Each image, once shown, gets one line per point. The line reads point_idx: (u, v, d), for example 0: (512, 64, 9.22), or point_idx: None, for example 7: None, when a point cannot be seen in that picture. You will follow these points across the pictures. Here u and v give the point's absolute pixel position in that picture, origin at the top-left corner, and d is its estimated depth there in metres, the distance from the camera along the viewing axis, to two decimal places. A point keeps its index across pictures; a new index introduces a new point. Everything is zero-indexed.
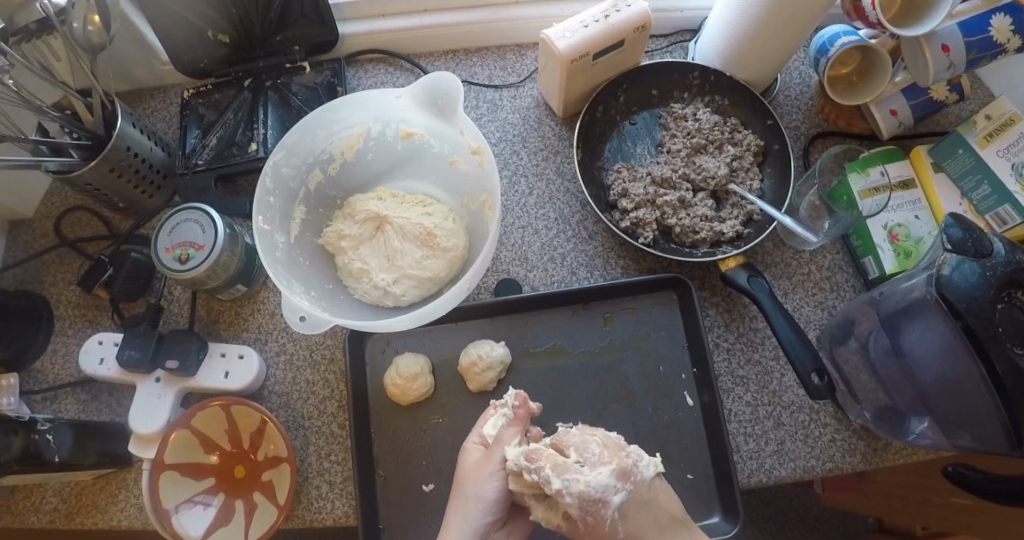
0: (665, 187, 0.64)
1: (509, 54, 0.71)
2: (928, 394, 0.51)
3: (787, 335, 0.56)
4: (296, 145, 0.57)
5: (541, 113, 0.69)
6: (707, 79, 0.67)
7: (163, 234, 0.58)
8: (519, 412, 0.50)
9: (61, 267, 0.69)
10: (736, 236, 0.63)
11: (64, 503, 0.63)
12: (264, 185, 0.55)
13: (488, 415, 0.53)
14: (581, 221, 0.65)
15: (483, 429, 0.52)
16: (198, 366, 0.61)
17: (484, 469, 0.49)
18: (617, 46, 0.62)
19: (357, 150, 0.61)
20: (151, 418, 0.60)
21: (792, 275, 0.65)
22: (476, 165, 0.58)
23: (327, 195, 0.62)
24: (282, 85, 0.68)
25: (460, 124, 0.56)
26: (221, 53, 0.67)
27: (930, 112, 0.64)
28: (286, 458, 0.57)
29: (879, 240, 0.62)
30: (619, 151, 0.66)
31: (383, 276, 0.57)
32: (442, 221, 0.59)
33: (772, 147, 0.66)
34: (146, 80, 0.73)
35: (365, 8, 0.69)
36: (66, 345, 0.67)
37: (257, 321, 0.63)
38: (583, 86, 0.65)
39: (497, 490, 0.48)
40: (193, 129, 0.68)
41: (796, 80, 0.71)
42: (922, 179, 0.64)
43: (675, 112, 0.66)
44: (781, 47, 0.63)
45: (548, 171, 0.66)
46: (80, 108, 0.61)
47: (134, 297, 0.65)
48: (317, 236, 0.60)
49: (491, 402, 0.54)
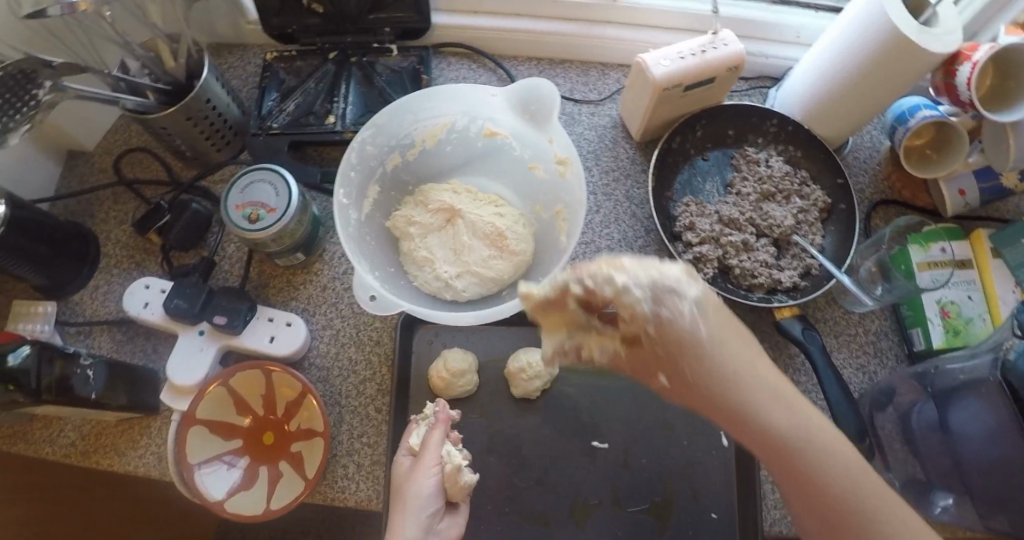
0: (731, 227, 0.64)
1: (592, 71, 0.71)
2: (965, 469, 0.53)
3: (835, 392, 0.57)
4: (384, 127, 0.57)
5: (617, 134, 0.69)
6: (784, 128, 0.68)
7: (235, 190, 0.58)
8: (440, 416, 0.53)
9: (115, 205, 0.69)
10: (793, 286, 0.63)
11: (82, 440, 0.62)
12: (349, 159, 0.56)
13: (409, 427, 0.54)
14: (643, 246, 0.65)
15: (409, 440, 0.53)
16: (244, 326, 0.60)
17: (422, 471, 0.50)
18: (708, 83, 0.62)
19: (438, 140, 0.61)
20: (190, 371, 0.59)
21: (838, 334, 0.66)
22: (557, 175, 0.59)
23: (400, 180, 0.62)
24: (367, 63, 0.67)
25: (551, 133, 0.57)
26: (312, 22, 0.67)
27: (996, 197, 0.66)
28: (322, 432, 0.57)
29: (931, 313, 0.63)
30: (688, 184, 0.67)
31: (446, 269, 0.58)
32: (513, 225, 0.59)
33: (839, 206, 0.66)
34: (228, 35, 0.72)
35: (460, 1, 0.68)
36: (109, 284, 0.66)
37: (307, 293, 0.63)
38: (666, 115, 0.65)
39: (437, 485, 0.50)
40: (271, 92, 0.67)
41: (867, 144, 0.72)
42: (980, 262, 0.65)
43: (749, 156, 0.67)
44: (866, 110, 0.64)
45: (618, 192, 0.67)
46: (165, 52, 0.63)
47: (187, 247, 0.65)
48: (385, 219, 0.61)
49: (411, 415, 0.56)
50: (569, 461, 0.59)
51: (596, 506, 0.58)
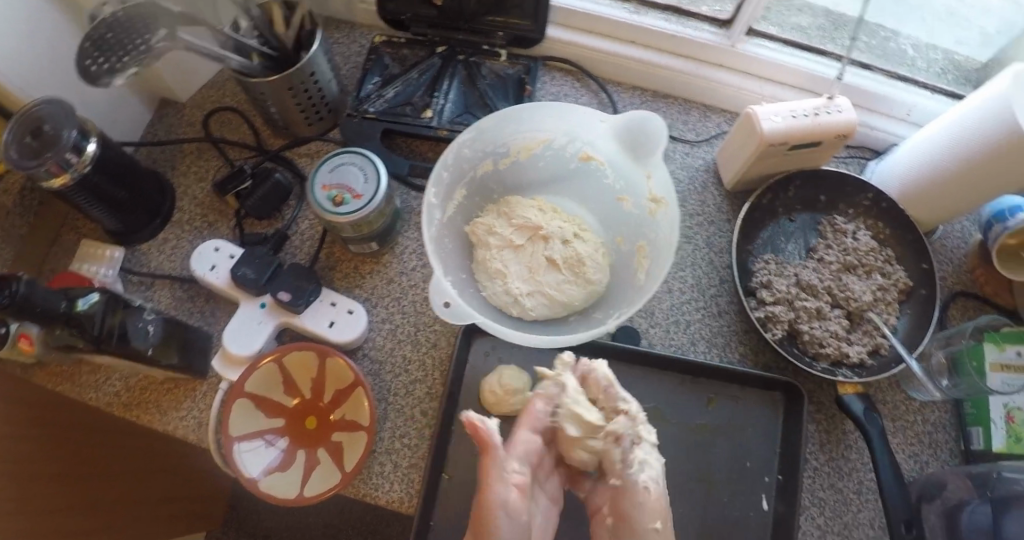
0: (806, 292, 0.63)
1: (694, 111, 0.70)
2: None
3: (887, 476, 0.56)
4: (485, 132, 0.57)
5: (707, 179, 0.68)
6: (878, 203, 0.66)
7: (324, 169, 0.58)
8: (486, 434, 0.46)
9: (197, 161, 0.68)
10: (859, 363, 0.62)
11: (126, 392, 0.62)
12: (445, 159, 0.55)
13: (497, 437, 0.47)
14: (715, 296, 0.64)
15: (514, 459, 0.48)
16: (307, 306, 0.60)
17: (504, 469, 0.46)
18: (814, 145, 0.61)
19: (532, 154, 0.60)
20: (247, 341, 0.59)
21: (898, 420, 0.64)
22: (646, 212, 0.58)
23: (486, 187, 0.61)
24: (473, 63, 0.66)
25: (650, 169, 0.56)
26: (425, 13, 0.66)
27: None
28: (367, 427, 0.56)
29: (995, 415, 0.61)
30: (771, 242, 0.65)
31: (518, 285, 0.57)
32: (593, 253, 0.58)
33: (918, 291, 0.65)
34: (336, 10, 0.71)
35: (576, 18, 0.67)
36: (179, 239, 0.65)
37: (371, 283, 0.62)
38: (763, 169, 0.64)
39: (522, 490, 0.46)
40: (373, 75, 0.66)
41: (958, 233, 0.70)
42: None
43: (837, 225, 0.65)
44: (964, 200, 0.62)
45: (698, 237, 0.66)
46: (279, 18, 0.62)
47: (262, 217, 0.64)
48: (465, 223, 0.60)
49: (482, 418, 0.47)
50: None
51: None
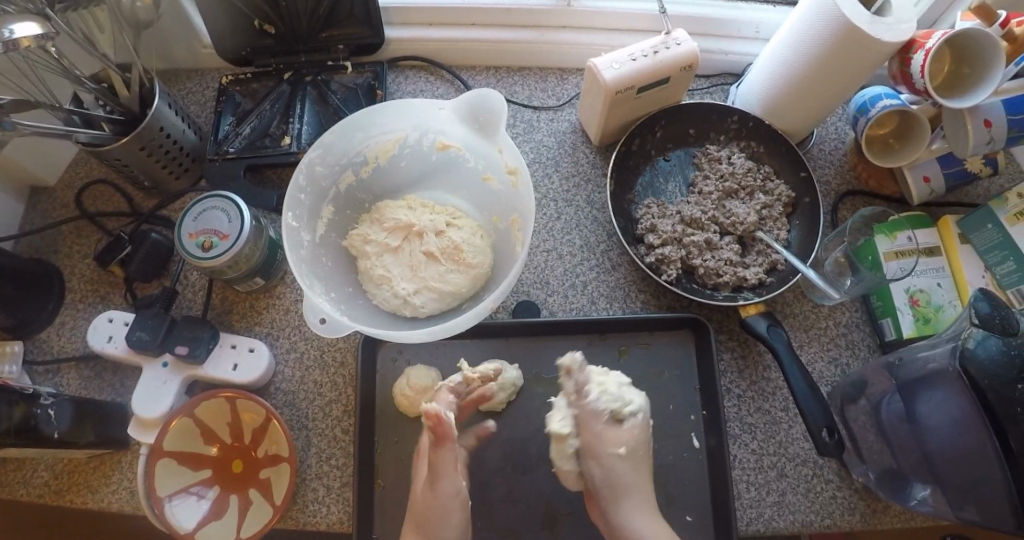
0: (693, 227, 0.63)
1: (551, 77, 0.71)
2: (935, 459, 0.51)
3: (801, 388, 0.56)
4: (332, 146, 0.58)
5: (576, 139, 0.69)
6: (745, 125, 0.67)
7: (188, 217, 0.58)
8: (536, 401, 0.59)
9: (78, 240, 0.68)
10: (758, 283, 0.62)
11: (55, 480, 0.61)
12: (297, 182, 0.56)
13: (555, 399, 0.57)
14: (606, 251, 0.65)
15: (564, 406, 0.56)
16: (207, 355, 0.60)
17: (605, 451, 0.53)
18: (662, 82, 0.62)
19: (392, 156, 0.61)
20: (154, 403, 0.59)
21: (809, 328, 0.65)
22: (510, 185, 0.59)
23: (355, 198, 0.62)
24: (321, 81, 0.67)
25: (499, 143, 0.57)
26: (265, 43, 0.67)
27: (963, 183, 0.65)
28: (287, 457, 0.56)
29: (900, 303, 0.62)
30: (650, 185, 0.66)
31: (403, 286, 0.57)
32: (470, 237, 0.59)
33: (802, 200, 0.66)
34: (185, 60, 0.71)
35: (412, 15, 0.69)
36: (75, 320, 0.65)
37: (270, 317, 0.64)
38: (622, 117, 0.65)
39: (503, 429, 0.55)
40: (227, 115, 0.67)
41: (832, 136, 0.72)
42: (948, 248, 0.65)
43: (711, 153, 0.66)
44: (819, 105, 0.63)
45: (578, 198, 0.66)
46: (119, 82, 0.59)
47: (150, 278, 0.65)
48: (342, 238, 0.61)
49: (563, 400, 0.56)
50: (538, 474, 0.58)
51: (570, 514, 0.57)
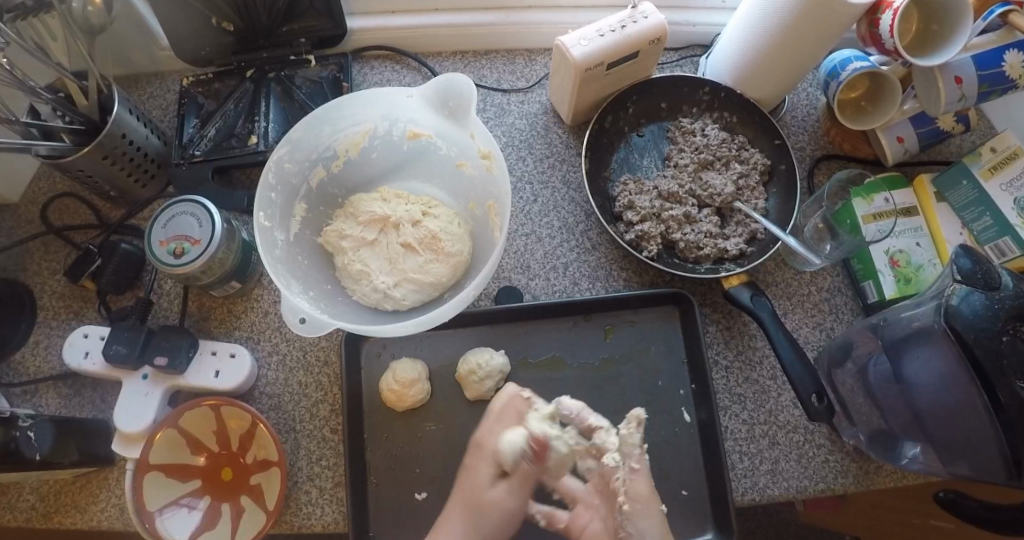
0: (671, 201, 0.63)
1: (519, 59, 0.70)
2: (925, 416, 0.52)
3: (788, 356, 0.56)
4: (300, 142, 0.57)
5: (548, 121, 0.68)
6: (717, 95, 0.67)
7: (157, 225, 0.56)
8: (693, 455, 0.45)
9: (45, 256, 0.65)
10: (740, 254, 0.62)
11: (41, 502, 0.60)
12: (266, 180, 0.55)
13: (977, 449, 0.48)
14: (586, 231, 0.64)
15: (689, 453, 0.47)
16: (188, 364, 0.59)
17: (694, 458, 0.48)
18: (632, 57, 0.61)
19: (362, 148, 0.60)
20: (137, 416, 0.57)
21: (792, 295, 0.65)
22: (484, 170, 0.58)
23: (328, 194, 0.61)
24: (285, 77, 0.66)
25: (471, 128, 0.56)
26: (225, 42, 0.65)
27: (935, 141, 0.65)
28: (276, 462, 0.55)
29: (881, 264, 0.62)
30: (625, 162, 0.66)
31: (383, 279, 0.56)
32: (448, 225, 0.58)
33: (778, 167, 0.66)
34: (143, 64, 0.69)
35: (373, 3, 0.68)
36: (49, 337, 0.63)
37: (249, 320, 0.63)
38: (593, 95, 0.64)
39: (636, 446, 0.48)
40: (190, 118, 0.65)
41: (804, 102, 0.72)
42: (924, 206, 0.65)
43: (684, 126, 0.66)
44: (789, 72, 0.63)
45: (554, 179, 0.66)
46: (74, 90, 0.57)
47: (123, 289, 0.63)
48: (316, 235, 0.60)
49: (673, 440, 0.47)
50: None
51: None
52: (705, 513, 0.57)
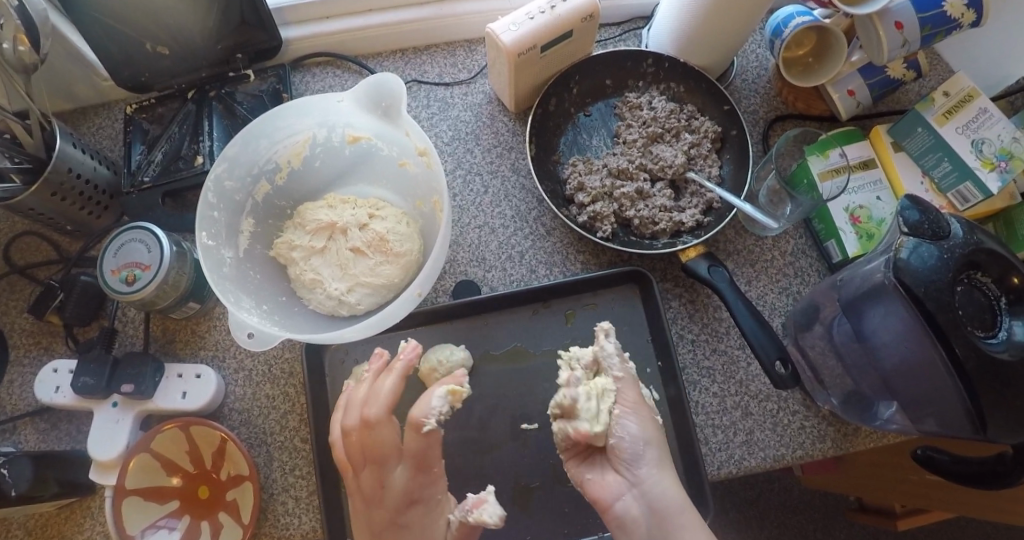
0: (622, 178, 0.62)
1: (459, 51, 0.70)
2: (891, 377, 0.50)
3: (748, 324, 0.55)
4: (238, 158, 0.57)
5: (494, 110, 0.68)
6: (661, 66, 0.66)
7: (108, 255, 0.57)
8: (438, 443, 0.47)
9: (12, 296, 0.66)
10: (696, 225, 0.61)
11: (30, 536, 0.60)
12: (206, 200, 0.55)
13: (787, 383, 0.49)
14: (539, 217, 0.64)
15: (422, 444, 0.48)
16: (155, 389, 0.59)
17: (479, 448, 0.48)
18: (565, 37, 0.60)
19: (304, 157, 0.61)
20: (110, 444, 0.58)
21: (755, 262, 0.64)
22: (425, 166, 0.58)
23: (275, 206, 0.61)
24: (226, 94, 0.66)
25: (405, 126, 0.56)
26: (163, 66, 0.65)
27: (888, 90, 0.64)
28: (248, 475, 0.56)
29: (841, 222, 0.61)
30: (574, 143, 0.65)
31: (335, 286, 0.56)
32: (395, 226, 0.58)
33: (730, 133, 0.64)
34: (88, 96, 0.70)
35: (307, 10, 0.68)
36: (22, 375, 0.64)
37: (213, 339, 0.63)
38: (532, 80, 0.63)
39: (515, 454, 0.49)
40: (137, 145, 0.65)
41: (753, 64, 0.70)
42: (882, 159, 0.63)
43: (630, 101, 0.65)
44: (729, 35, 0.61)
45: (503, 168, 0.65)
46: (19, 132, 0.55)
47: (88, 321, 0.64)
48: (268, 248, 0.60)
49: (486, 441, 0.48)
50: (502, 450, 0.57)
51: (538, 487, 0.56)
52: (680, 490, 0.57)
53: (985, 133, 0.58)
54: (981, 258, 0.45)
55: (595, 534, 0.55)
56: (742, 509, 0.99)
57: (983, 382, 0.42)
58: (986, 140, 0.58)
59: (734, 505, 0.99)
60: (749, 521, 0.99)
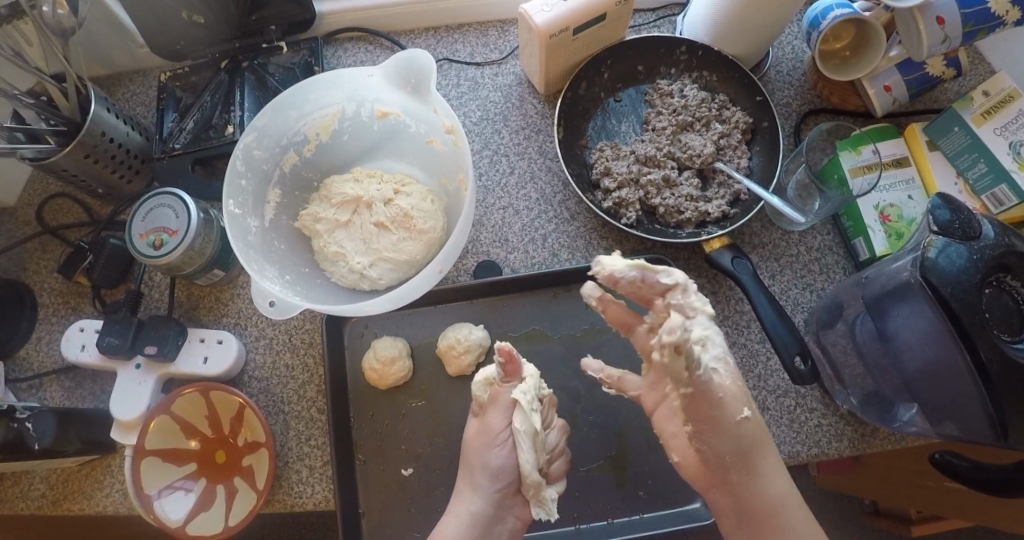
0: (650, 165, 0.62)
1: (492, 30, 0.70)
2: (913, 379, 0.50)
3: (770, 318, 0.55)
4: (268, 128, 0.58)
5: (523, 91, 0.67)
6: (694, 54, 0.65)
7: (137, 219, 0.58)
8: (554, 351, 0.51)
9: (43, 256, 0.67)
10: (722, 216, 0.61)
11: (51, 490, 0.62)
12: (234, 169, 0.56)
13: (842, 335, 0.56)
14: (563, 201, 0.64)
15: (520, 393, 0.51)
16: (177, 352, 0.61)
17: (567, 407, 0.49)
18: (598, 21, 0.59)
19: (333, 131, 0.61)
20: (132, 405, 0.59)
21: (780, 256, 0.63)
22: (452, 144, 0.59)
23: (303, 178, 0.62)
24: (258, 66, 0.67)
25: (433, 103, 0.57)
26: (198, 34, 0.65)
27: (926, 88, 0.63)
28: (264, 442, 0.57)
29: (870, 220, 0.60)
30: (603, 129, 0.65)
31: (358, 260, 0.57)
32: (420, 202, 0.58)
33: (761, 124, 0.64)
34: (123, 62, 0.70)
35: None
36: (50, 333, 0.65)
37: (236, 307, 0.64)
38: (563, 63, 0.63)
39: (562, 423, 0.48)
40: (169, 112, 0.66)
41: (789, 55, 0.69)
42: (916, 156, 0.62)
43: (661, 88, 0.64)
44: (765, 25, 0.60)
45: (530, 150, 0.65)
46: (54, 93, 0.56)
47: (115, 283, 0.65)
48: (293, 220, 0.60)
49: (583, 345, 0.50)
50: None
51: None
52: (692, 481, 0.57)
53: None
54: (1011, 261, 0.44)
55: (603, 521, 0.56)
56: None
57: (1006, 384, 0.42)
58: None
59: None
60: None
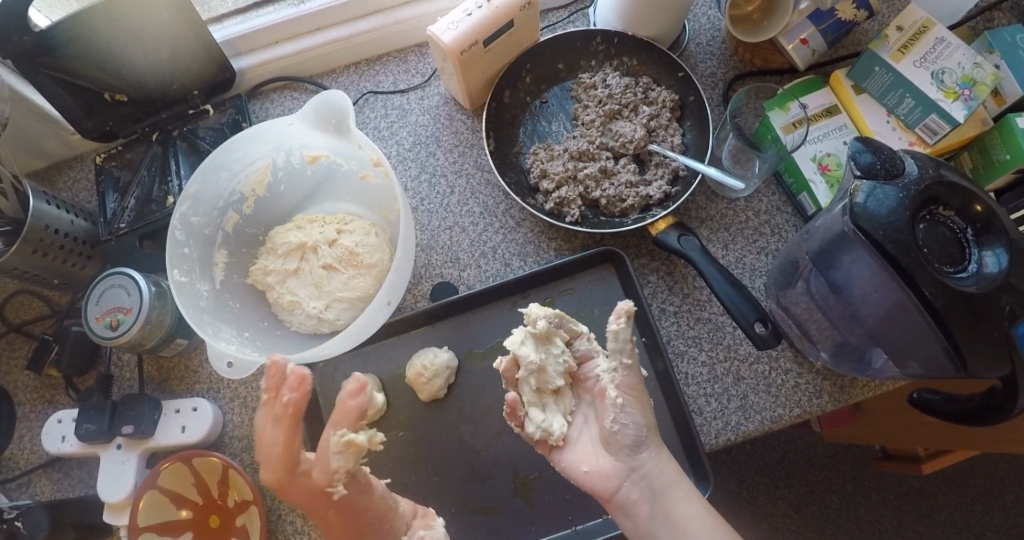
0: (584, 159, 0.62)
1: (411, 56, 0.71)
2: (871, 325, 0.49)
3: (724, 289, 0.55)
4: (201, 193, 0.58)
5: (451, 110, 0.68)
6: (610, 43, 0.66)
7: (90, 304, 0.58)
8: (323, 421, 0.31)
9: (12, 354, 0.68)
10: (665, 196, 0.61)
11: None
12: (175, 238, 0.56)
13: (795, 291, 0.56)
14: (507, 210, 0.64)
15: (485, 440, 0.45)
16: (155, 426, 0.61)
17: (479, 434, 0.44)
18: (506, 28, 0.60)
19: (268, 184, 0.62)
20: (120, 486, 0.59)
21: (729, 225, 0.63)
22: (383, 176, 0.59)
23: (247, 234, 0.62)
24: (188, 132, 0.67)
25: (357, 140, 0.57)
26: (124, 112, 0.66)
27: (842, 34, 0.63)
28: (252, 500, 0.57)
29: (810, 174, 0.60)
30: (534, 131, 0.65)
31: (313, 305, 0.57)
32: (364, 238, 0.59)
33: (688, 99, 0.64)
34: (59, 152, 0.71)
35: (256, 38, 0.69)
36: (31, 430, 0.66)
37: (206, 372, 0.65)
38: (482, 76, 0.63)
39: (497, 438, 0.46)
40: (110, 193, 0.66)
41: (706, 26, 0.70)
42: (845, 103, 0.62)
43: (584, 81, 0.65)
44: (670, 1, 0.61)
45: (467, 166, 0.66)
46: None
47: (85, 369, 0.65)
48: (244, 277, 0.61)
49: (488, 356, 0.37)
50: (499, 442, 0.58)
51: (537, 477, 0.57)
52: (680, 464, 0.56)
53: (944, 64, 0.58)
54: (940, 192, 0.44)
55: (598, 518, 0.56)
56: (766, 470, 0.99)
57: (955, 317, 0.41)
58: (945, 71, 0.57)
59: (758, 469, 0.99)
60: (775, 482, 0.98)
